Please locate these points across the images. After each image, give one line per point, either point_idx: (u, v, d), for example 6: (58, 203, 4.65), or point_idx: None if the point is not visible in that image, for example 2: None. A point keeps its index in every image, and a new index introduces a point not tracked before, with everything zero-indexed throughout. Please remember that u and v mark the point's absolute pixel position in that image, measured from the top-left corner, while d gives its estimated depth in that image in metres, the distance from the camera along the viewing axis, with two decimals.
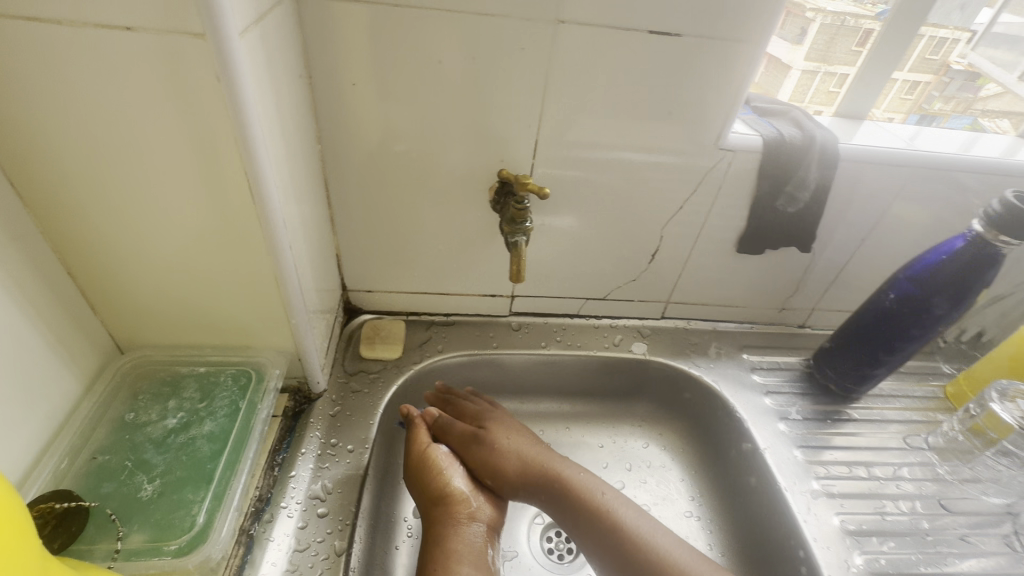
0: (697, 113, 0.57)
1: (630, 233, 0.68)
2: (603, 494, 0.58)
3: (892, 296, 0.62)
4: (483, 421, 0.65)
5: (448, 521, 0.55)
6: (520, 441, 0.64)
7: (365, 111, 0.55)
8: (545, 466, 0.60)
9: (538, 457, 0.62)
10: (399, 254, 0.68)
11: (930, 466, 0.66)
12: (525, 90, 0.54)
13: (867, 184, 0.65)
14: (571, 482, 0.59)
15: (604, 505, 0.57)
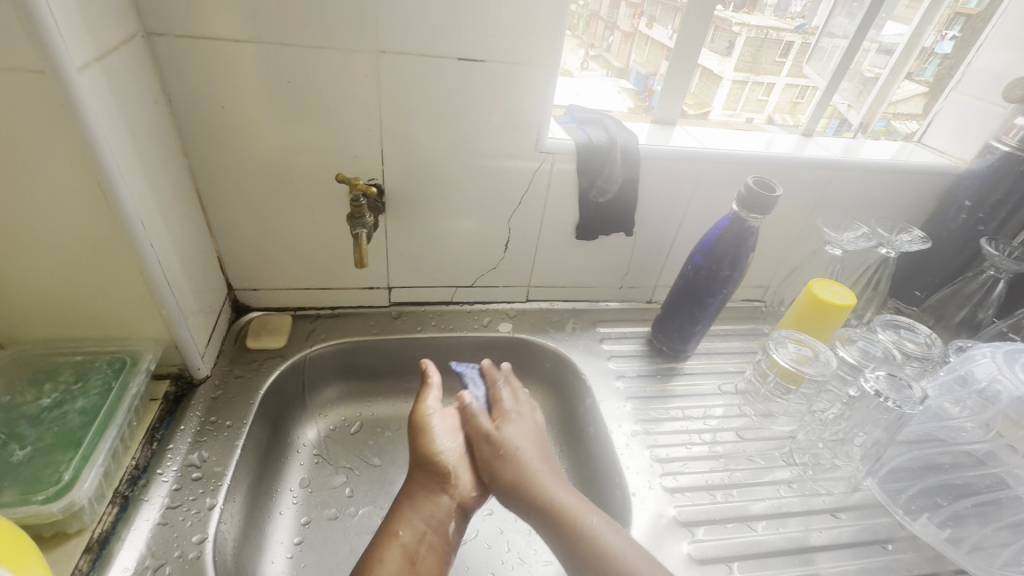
0: (514, 123, 0.69)
1: (482, 227, 0.80)
2: (582, 519, 0.59)
3: (691, 266, 0.76)
4: (510, 411, 0.72)
5: (423, 505, 0.63)
6: (530, 441, 0.69)
7: (227, 129, 0.64)
8: (529, 479, 0.64)
9: (529, 456, 0.66)
10: (278, 255, 0.77)
11: (735, 406, 0.80)
12: (363, 108, 0.65)
13: (669, 177, 0.79)
14: (547, 494, 0.62)
15: (585, 531, 0.58)
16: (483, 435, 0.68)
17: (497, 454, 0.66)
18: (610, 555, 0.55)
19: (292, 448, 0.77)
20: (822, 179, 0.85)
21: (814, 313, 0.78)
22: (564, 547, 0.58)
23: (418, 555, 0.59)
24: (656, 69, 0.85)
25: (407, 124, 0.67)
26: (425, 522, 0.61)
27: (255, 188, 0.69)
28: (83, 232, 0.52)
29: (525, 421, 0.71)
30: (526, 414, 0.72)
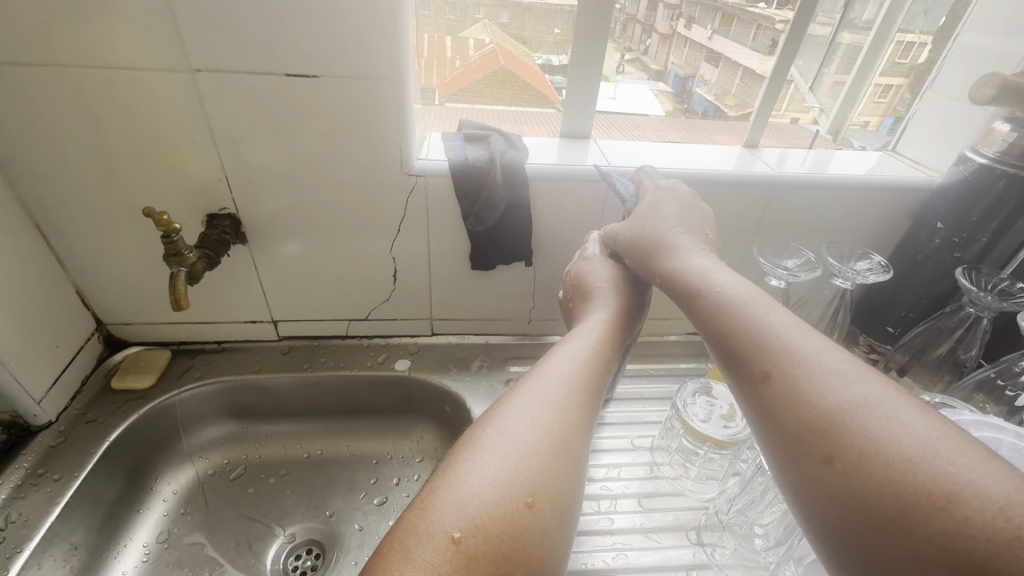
0: (371, 143, 0.61)
1: (364, 256, 0.72)
2: (717, 292, 0.44)
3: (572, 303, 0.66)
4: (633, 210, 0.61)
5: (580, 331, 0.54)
6: (665, 219, 0.57)
7: (50, 158, 0.59)
8: (675, 247, 0.53)
9: (658, 242, 0.55)
10: (144, 289, 0.72)
11: (649, 465, 0.68)
12: (194, 133, 0.58)
13: (570, 199, 0.69)
14: (676, 274, 0.49)
15: (723, 298, 0.43)
16: (638, 230, 0.58)
17: (644, 234, 0.57)
18: (799, 331, 0.38)
19: (154, 494, 0.71)
20: (761, 198, 0.74)
21: None
22: (698, 327, 0.44)
23: (564, 397, 0.44)
24: (717, 69, 0.79)
25: (247, 149, 0.60)
26: (579, 360, 0.48)
27: (97, 220, 0.64)
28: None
29: (684, 203, 0.59)
30: (669, 196, 0.60)
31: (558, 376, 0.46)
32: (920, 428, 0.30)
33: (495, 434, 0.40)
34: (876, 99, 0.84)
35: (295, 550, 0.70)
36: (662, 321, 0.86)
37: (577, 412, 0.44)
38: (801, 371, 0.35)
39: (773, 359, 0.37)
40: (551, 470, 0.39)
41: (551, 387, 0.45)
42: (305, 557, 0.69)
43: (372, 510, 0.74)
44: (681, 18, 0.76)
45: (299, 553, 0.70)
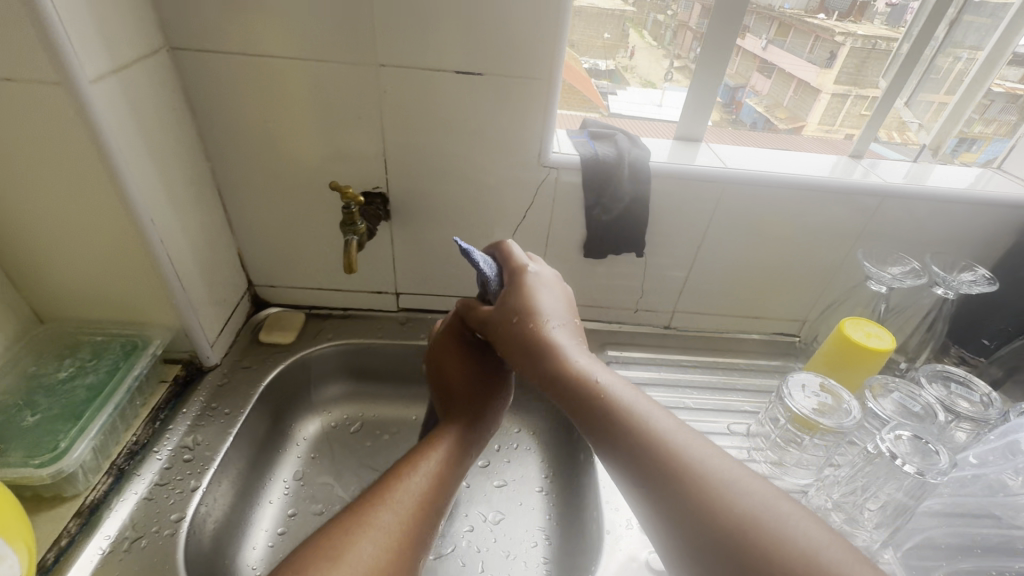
0: (518, 136, 0.68)
1: (489, 239, 0.80)
2: (611, 391, 0.45)
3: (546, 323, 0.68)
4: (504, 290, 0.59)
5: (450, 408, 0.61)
6: (554, 308, 0.56)
7: (243, 134, 0.68)
8: (554, 340, 0.52)
9: (541, 327, 0.53)
10: (293, 255, 0.81)
11: (744, 450, 0.74)
12: (367, 121, 0.67)
13: (685, 197, 0.75)
14: (562, 370, 0.49)
15: (619, 396, 0.45)
16: (508, 314, 0.57)
17: (518, 322, 0.55)
18: (672, 436, 0.41)
19: (290, 440, 0.80)
20: (866, 207, 0.77)
21: (842, 354, 0.72)
22: (580, 417, 0.46)
23: (437, 466, 0.52)
24: (770, 80, 0.82)
25: (409, 136, 0.68)
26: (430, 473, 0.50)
27: (268, 191, 0.73)
28: (109, 231, 0.58)
29: (556, 325, 0.54)
30: (559, 323, 0.54)
31: (433, 450, 0.53)
32: (836, 555, 0.33)
33: (393, 495, 0.47)
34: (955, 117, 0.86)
35: None
36: (751, 318, 0.90)
37: (448, 471, 0.52)
38: (654, 467, 0.39)
39: (640, 458, 0.40)
40: (435, 515, 0.48)
41: (444, 458, 0.53)
42: None
43: (476, 471, 0.82)
44: (736, 27, 0.74)
45: None
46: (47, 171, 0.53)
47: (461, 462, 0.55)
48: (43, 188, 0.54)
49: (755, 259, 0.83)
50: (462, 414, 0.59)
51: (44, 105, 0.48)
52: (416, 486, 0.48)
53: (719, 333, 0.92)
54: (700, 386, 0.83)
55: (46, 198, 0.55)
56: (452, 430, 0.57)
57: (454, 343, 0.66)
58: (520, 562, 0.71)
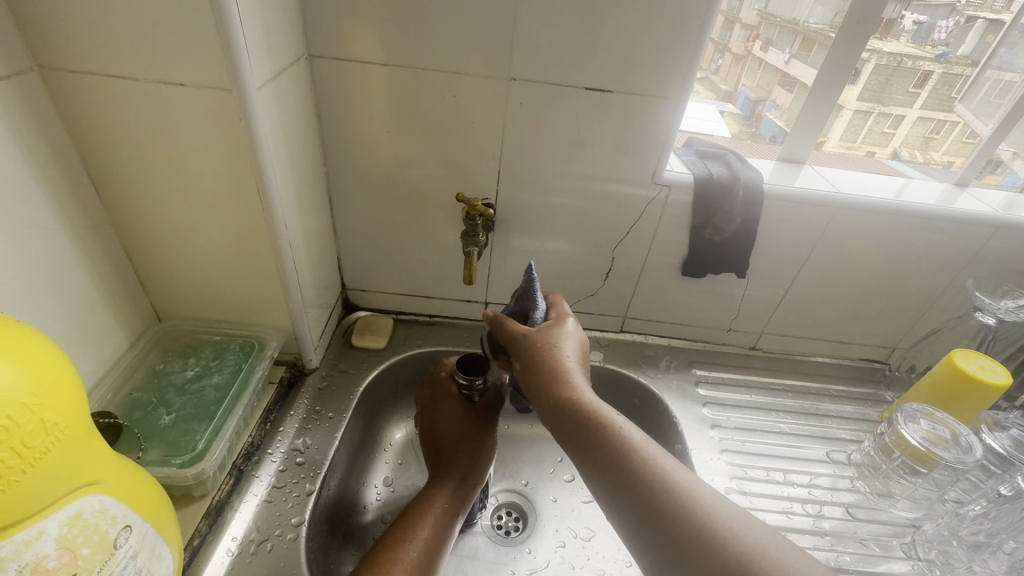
0: (636, 152, 0.69)
1: (587, 253, 0.79)
2: (616, 428, 0.46)
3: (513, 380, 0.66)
4: (527, 335, 0.55)
5: (451, 451, 0.65)
6: (571, 357, 0.53)
7: (364, 140, 0.70)
8: (565, 375, 0.51)
9: (563, 373, 0.51)
10: (390, 260, 0.82)
11: (848, 479, 0.72)
12: (487, 135, 0.68)
13: (796, 220, 0.74)
14: (569, 404, 0.48)
15: (618, 437, 0.45)
16: (526, 340, 0.55)
17: (530, 369, 0.53)
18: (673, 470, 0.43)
19: (380, 446, 0.80)
20: (976, 241, 0.74)
21: (954, 388, 0.69)
22: (586, 452, 0.46)
23: (442, 508, 0.59)
24: (790, 94, 0.80)
25: (527, 150, 0.69)
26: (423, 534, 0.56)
27: (377, 197, 0.75)
28: (244, 236, 0.59)
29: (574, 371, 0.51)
30: (573, 366, 0.52)
31: (440, 495, 0.61)
32: None
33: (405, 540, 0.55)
34: (965, 138, 0.84)
35: (497, 511, 0.78)
36: (839, 343, 0.89)
37: (454, 507, 0.60)
38: (654, 516, 0.41)
39: (632, 496, 0.42)
40: (433, 561, 0.55)
41: (447, 505, 0.60)
42: (507, 518, 0.78)
43: (562, 484, 0.82)
44: (758, 40, 0.80)
45: (500, 514, 0.78)
46: (198, 176, 0.54)
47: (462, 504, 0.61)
48: (190, 192, 0.55)
49: (854, 284, 0.81)
50: (464, 462, 0.64)
51: (212, 112, 0.49)
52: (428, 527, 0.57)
53: (805, 356, 0.90)
54: (792, 411, 0.82)
55: (190, 202, 0.56)
56: (453, 482, 0.62)
57: (448, 390, 0.70)
58: None
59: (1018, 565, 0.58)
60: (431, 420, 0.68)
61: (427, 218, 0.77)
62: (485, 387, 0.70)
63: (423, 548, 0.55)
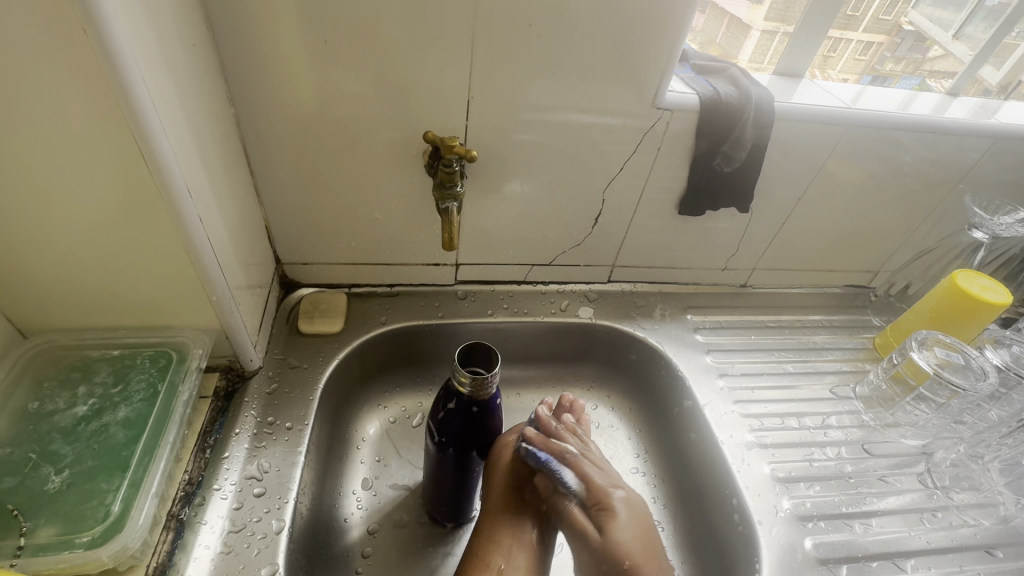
0: (634, 68, 0.57)
1: (573, 197, 0.68)
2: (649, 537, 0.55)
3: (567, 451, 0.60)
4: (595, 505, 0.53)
5: (491, 485, 0.57)
6: (642, 530, 0.52)
7: (286, 66, 0.52)
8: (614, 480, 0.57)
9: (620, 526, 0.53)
10: (335, 224, 0.66)
11: (857, 414, 0.69)
12: (451, 53, 0.53)
13: (804, 143, 0.66)
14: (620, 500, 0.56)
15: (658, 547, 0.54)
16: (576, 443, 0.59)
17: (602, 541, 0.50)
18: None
19: (351, 445, 0.67)
20: (971, 155, 0.70)
21: (956, 310, 0.68)
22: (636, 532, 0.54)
23: (508, 540, 0.53)
24: (704, 14, 0.72)
25: (502, 71, 0.55)
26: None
27: (310, 144, 0.58)
28: (127, 218, 0.43)
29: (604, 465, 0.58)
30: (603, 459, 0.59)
31: (501, 522, 0.54)
32: None
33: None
34: (857, 55, 0.77)
35: None
36: (828, 273, 0.85)
37: (521, 541, 0.54)
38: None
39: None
40: None
41: (510, 528, 0.54)
42: None
43: None
44: None
45: None
46: (39, 141, 0.37)
47: (529, 534, 0.54)
48: (32, 164, 0.39)
49: (849, 211, 0.75)
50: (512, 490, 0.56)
51: (36, 32, 0.33)
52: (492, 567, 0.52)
53: (794, 290, 0.86)
54: (790, 349, 0.78)
55: (35, 177, 0.39)
56: (500, 507, 0.55)
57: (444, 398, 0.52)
58: None
59: None
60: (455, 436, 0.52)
61: (379, 168, 0.61)
62: (474, 401, 0.50)
63: None
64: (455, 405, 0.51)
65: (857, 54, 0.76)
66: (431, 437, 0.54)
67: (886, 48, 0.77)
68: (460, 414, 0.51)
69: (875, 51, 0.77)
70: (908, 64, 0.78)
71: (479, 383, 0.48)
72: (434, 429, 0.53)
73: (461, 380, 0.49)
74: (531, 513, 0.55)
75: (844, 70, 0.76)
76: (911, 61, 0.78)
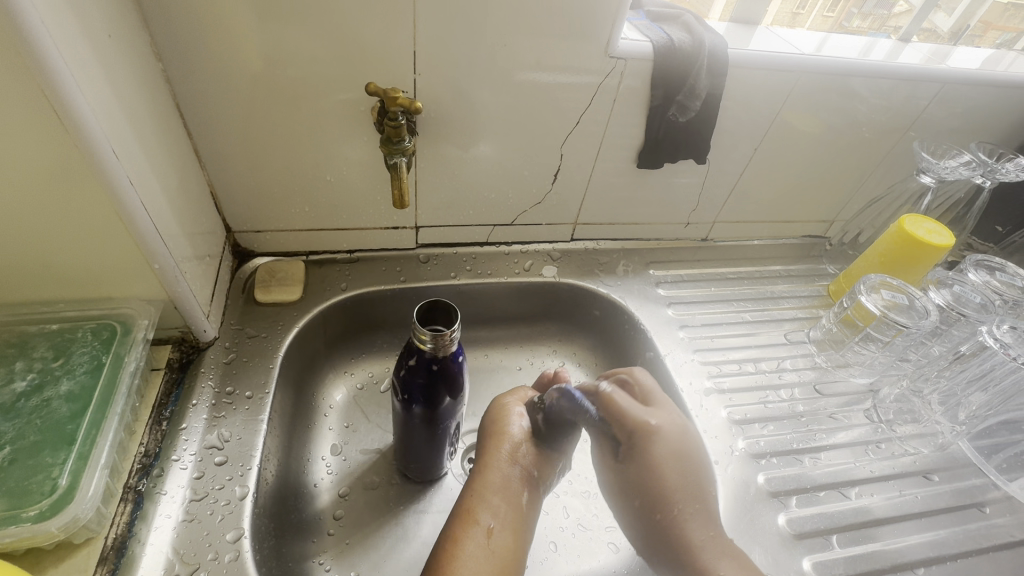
0: (585, 16, 0.55)
1: (530, 153, 0.67)
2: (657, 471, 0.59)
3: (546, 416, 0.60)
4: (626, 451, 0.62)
5: (486, 441, 0.59)
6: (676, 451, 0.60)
7: (214, 19, 0.49)
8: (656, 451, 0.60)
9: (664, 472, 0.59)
10: (285, 189, 0.64)
11: (810, 357, 0.72)
12: (393, 2, 0.51)
13: (761, 92, 0.66)
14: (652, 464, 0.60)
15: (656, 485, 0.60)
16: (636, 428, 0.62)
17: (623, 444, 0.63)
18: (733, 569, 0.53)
19: (317, 412, 0.67)
20: (921, 101, 0.71)
21: (903, 253, 0.70)
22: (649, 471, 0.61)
23: (497, 499, 0.55)
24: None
25: (449, 19, 0.53)
26: (486, 523, 0.53)
27: (250, 105, 0.56)
28: (47, 183, 0.40)
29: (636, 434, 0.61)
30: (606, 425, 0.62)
31: (491, 482, 0.55)
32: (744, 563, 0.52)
33: (459, 536, 0.52)
34: (825, 11, 0.76)
35: (468, 453, 0.68)
36: (785, 224, 0.86)
37: (509, 500, 0.55)
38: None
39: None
40: (491, 553, 0.51)
41: (498, 487, 0.56)
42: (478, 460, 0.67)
43: None
44: None
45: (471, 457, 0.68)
46: None
47: (518, 497, 0.56)
48: None
49: (805, 160, 0.76)
50: (500, 446, 0.58)
51: None
52: (477, 516, 0.53)
53: (753, 242, 0.87)
54: (748, 299, 0.80)
55: None
56: (486, 468, 0.57)
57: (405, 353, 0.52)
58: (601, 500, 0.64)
59: (973, 416, 0.64)
60: (419, 394, 0.52)
61: (326, 128, 0.59)
62: (432, 356, 0.50)
63: (482, 537, 0.52)
64: (415, 361, 0.51)
65: (824, 10, 0.76)
66: (395, 396, 0.55)
67: (854, 3, 0.76)
68: (420, 372, 0.51)
69: (843, 7, 0.76)
70: (874, 20, 0.78)
71: (440, 338, 0.48)
72: (397, 386, 0.54)
73: (418, 332, 0.48)
74: (519, 477, 0.57)
75: (813, 27, 0.76)
76: (877, 17, 0.78)
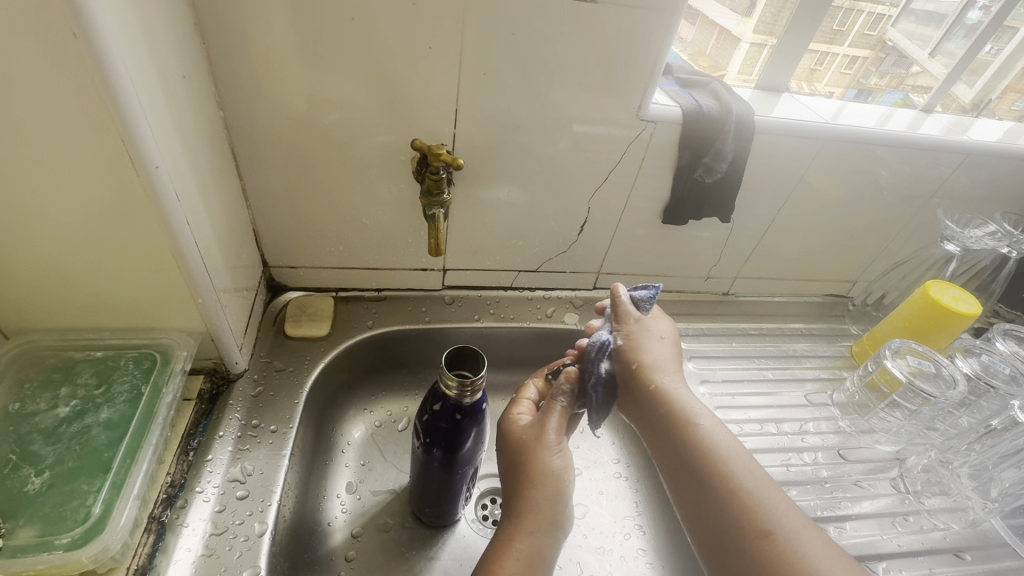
0: (617, 84, 0.59)
1: (559, 206, 0.69)
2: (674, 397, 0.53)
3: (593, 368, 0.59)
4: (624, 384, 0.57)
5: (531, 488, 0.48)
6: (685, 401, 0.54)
7: (275, 74, 0.53)
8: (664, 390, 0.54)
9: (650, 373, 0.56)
10: (323, 229, 0.67)
11: (833, 420, 0.71)
12: (439, 63, 0.55)
13: (787, 156, 0.68)
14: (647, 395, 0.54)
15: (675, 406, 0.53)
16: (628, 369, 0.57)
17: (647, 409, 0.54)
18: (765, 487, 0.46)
19: (335, 449, 0.67)
20: (944, 169, 0.73)
21: (928, 320, 0.70)
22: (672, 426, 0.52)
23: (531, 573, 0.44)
24: (694, 28, 0.75)
25: (490, 78, 0.56)
26: None
27: (299, 150, 0.59)
28: (112, 222, 0.43)
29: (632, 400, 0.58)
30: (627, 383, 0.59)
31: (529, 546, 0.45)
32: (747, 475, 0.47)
33: None
34: (843, 69, 0.79)
35: (482, 500, 0.67)
36: (807, 282, 0.87)
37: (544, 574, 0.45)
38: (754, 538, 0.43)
39: (717, 516, 0.46)
40: None
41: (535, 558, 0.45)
42: (492, 506, 0.67)
43: None
44: None
45: (485, 503, 0.67)
46: (30, 144, 0.38)
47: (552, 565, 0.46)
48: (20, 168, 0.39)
49: (828, 221, 0.77)
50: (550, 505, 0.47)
51: (35, 44, 0.34)
52: None
53: (774, 298, 0.88)
54: (770, 356, 0.80)
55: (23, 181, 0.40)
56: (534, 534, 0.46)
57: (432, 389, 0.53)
58: (615, 558, 0.63)
59: (1006, 493, 0.62)
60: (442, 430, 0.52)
61: (367, 175, 0.62)
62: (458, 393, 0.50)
63: None
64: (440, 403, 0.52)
65: (844, 67, 0.79)
66: (416, 438, 0.55)
67: (871, 62, 0.80)
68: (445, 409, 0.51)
69: (861, 65, 0.79)
70: (893, 78, 0.80)
71: (467, 385, 0.49)
72: (420, 429, 0.54)
73: (443, 373, 0.49)
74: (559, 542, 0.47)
75: (831, 84, 0.79)
76: (895, 76, 0.81)
